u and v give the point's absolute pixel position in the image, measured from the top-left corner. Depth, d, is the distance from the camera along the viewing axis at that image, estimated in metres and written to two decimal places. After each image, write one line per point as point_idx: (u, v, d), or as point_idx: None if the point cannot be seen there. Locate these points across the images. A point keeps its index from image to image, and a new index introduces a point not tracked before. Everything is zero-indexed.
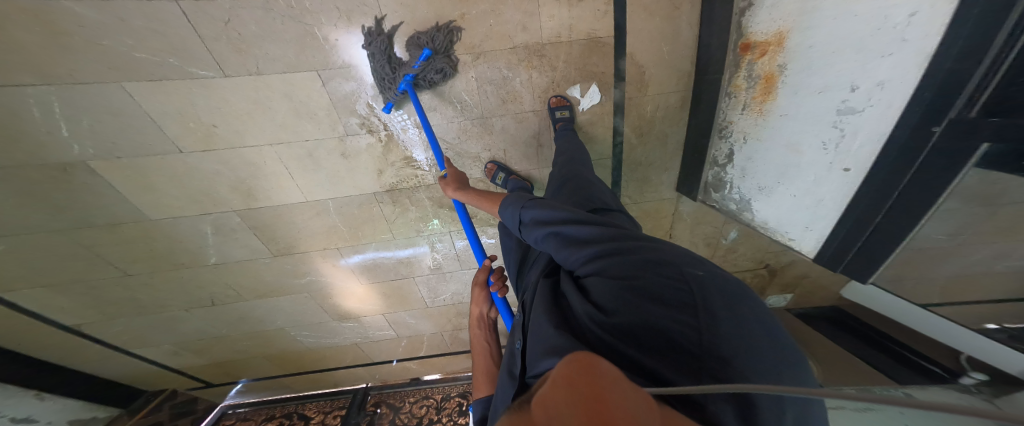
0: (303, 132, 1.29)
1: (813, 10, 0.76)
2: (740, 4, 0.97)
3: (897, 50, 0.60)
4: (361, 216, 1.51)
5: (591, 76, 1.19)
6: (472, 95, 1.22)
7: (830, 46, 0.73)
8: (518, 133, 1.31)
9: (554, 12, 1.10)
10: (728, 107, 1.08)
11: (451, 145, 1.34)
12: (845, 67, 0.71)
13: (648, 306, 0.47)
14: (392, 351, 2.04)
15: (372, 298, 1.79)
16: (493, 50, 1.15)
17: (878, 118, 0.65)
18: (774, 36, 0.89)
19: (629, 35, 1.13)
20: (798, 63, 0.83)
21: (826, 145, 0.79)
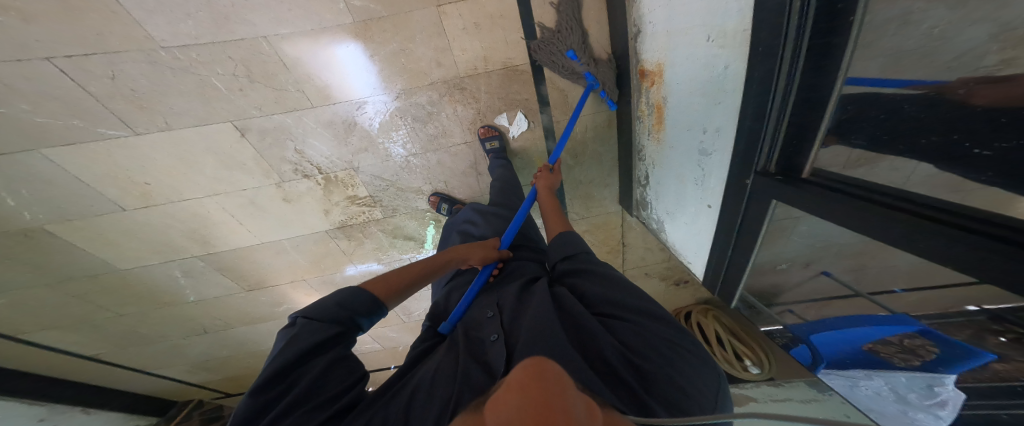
0: (242, 182, 1.26)
1: (674, 47, 0.81)
2: (632, 29, 0.97)
3: (725, 100, 0.67)
4: (320, 250, 1.48)
5: (515, 104, 1.18)
6: (401, 134, 1.22)
7: (688, 86, 0.79)
8: (455, 165, 1.32)
9: (465, 45, 1.08)
10: (639, 130, 1.12)
11: (390, 181, 1.34)
12: (697, 109, 0.77)
13: (668, 354, 0.49)
14: (385, 358, 2.02)
15: None
16: (412, 87, 1.13)
17: (720, 161, 0.73)
18: (656, 67, 0.92)
19: (544, 59, 1.11)
20: (672, 97, 0.88)
21: (696, 181, 0.85)
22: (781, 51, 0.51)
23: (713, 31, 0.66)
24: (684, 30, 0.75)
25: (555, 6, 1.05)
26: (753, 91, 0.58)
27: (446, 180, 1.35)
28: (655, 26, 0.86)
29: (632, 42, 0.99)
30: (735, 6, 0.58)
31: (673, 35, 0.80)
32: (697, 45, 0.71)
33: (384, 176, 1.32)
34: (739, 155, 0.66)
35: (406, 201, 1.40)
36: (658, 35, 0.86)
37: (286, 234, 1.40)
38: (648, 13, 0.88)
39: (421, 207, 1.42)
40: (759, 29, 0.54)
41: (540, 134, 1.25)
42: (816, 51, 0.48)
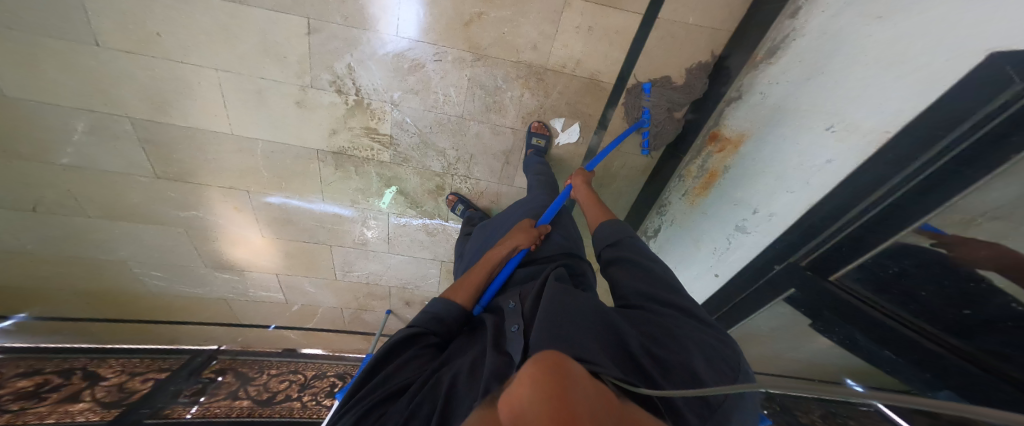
0: (261, 70, 1.15)
1: (777, 124, 0.84)
2: (732, 94, 1.01)
3: (800, 191, 0.75)
4: (291, 168, 1.35)
5: (578, 114, 1.21)
6: (459, 93, 1.21)
7: (767, 166, 0.85)
8: (493, 144, 1.33)
9: (569, 43, 1.10)
10: (673, 188, 1.23)
11: (418, 132, 1.31)
12: (758, 191, 0.87)
13: (684, 343, 0.52)
14: (274, 316, 1.81)
15: (269, 253, 1.59)
16: (496, 57, 1.13)
17: (755, 242, 0.86)
18: (736, 137, 0.98)
19: (627, 88, 1.14)
20: (739, 170, 0.95)
21: (716, 251, 1.01)
22: (891, 180, 0.58)
23: (838, 123, 0.68)
24: (801, 114, 0.78)
25: (667, 45, 1.07)
26: (836, 199, 0.67)
27: (473, 155, 1.36)
28: (768, 98, 0.88)
29: (723, 105, 1.04)
30: (883, 115, 0.60)
31: (786, 111, 0.82)
32: (811, 130, 0.74)
33: (417, 124, 1.28)
34: (779, 243, 0.80)
35: (423, 159, 1.39)
36: (762, 107, 0.89)
37: (267, 138, 1.28)
38: (768, 84, 0.89)
39: (433, 168, 1.41)
40: (884, 152, 0.59)
41: (581, 152, 1.30)
42: (915, 193, 0.56)
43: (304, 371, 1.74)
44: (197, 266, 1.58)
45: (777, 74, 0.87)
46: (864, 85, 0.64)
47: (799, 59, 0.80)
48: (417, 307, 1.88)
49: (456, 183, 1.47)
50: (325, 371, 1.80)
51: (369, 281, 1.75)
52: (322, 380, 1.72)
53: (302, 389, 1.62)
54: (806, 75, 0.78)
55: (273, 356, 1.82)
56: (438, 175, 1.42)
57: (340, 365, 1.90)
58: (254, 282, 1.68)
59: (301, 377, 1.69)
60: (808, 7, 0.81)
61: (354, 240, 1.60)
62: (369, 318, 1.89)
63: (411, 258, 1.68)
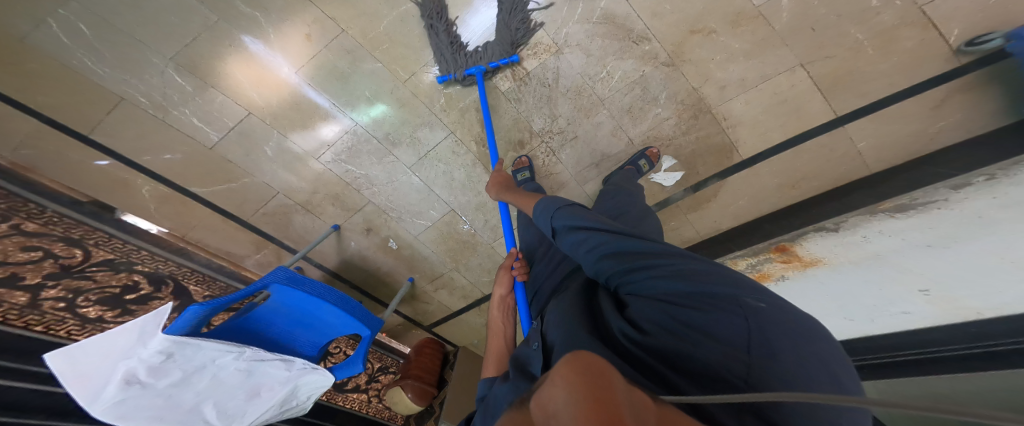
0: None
1: (867, 268, 0.96)
2: (828, 223, 1.03)
3: (857, 319, 1.05)
4: (409, 40, 1.36)
5: (691, 165, 1.26)
6: (619, 82, 1.27)
7: (840, 294, 1.04)
8: (599, 140, 1.39)
9: (748, 104, 1.14)
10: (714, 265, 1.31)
11: (553, 86, 1.36)
12: (812, 308, 1.13)
13: (680, 329, 0.45)
14: (178, 156, 1.38)
15: (274, 96, 1.38)
16: (683, 75, 1.17)
17: None
18: (808, 257, 1.09)
19: (744, 172, 1.20)
20: (801, 284, 1.14)
21: None
22: (963, 342, 0.88)
23: (935, 290, 0.87)
24: (882, 278, 0.94)
25: (822, 154, 1.10)
26: (908, 335, 0.98)
27: (576, 138, 1.42)
28: (868, 244, 0.96)
29: (812, 228, 1.06)
30: (987, 302, 0.81)
31: (886, 261, 0.92)
32: (903, 285, 0.91)
33: (560, 80, 1.34)
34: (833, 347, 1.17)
35: (529, 111, 1.43)
36: (857, 247, 0.98)
37: (422, 2, 1.30)
38: (875, 231, 0.95)
39: (532, 123, 1.45)
40: (970, 324, 0.86)
41: (658, 198, 1.34)
42: (964, 357, 0.88)
43: (90, 249, 1.23)
44: (157, 52, 1.23)
45: (890, 226, 0.93)
46: (988, 275, 0.79)
47: (927, 226, 0.86)
48: (372, 237, 1.74)
49: (538, 151, 1.49)
50: (129, 262, 1.31)
51: (352, 184, 1.59)
52: (110, 272, 1.25)
53: (55, 276, 1.13)
54: (921, 241, 0.87)
55: (57, 204, 1.21)
56: (529, 132, 1.46)
57: (164, 264, 1.40)
58: (207, 107, 1.33)
59: (74, 256, 1.19)
60: (975, 189, 0.81)
61: (384, 134, 1.50)
62: (297, 223, 1.64)
63: (425, 187, 1.63)
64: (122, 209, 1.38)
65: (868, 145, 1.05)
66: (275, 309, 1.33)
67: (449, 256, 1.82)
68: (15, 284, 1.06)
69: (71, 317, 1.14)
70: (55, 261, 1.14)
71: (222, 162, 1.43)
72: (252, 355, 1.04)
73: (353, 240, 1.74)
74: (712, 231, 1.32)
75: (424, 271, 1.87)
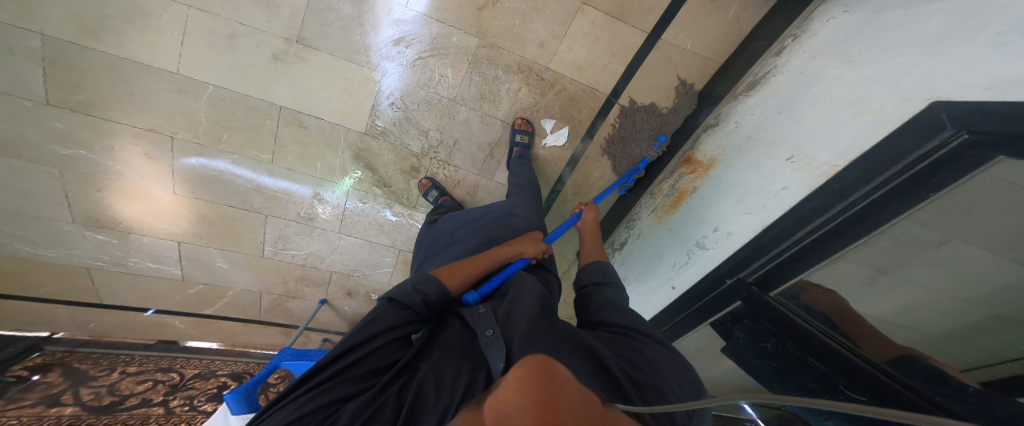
0: (243, 16, 1.11)
1: (747, 151, 0.90)
2: (709, 121, 1.09)
3: (757, 212, 0.83)
4: (241, 121, 1.25)
5: (569, 119, 1.24)
6: (456, 77, 1.22)
7: (733, 188, 0.92)
8: (479, 133, 1.33)
9: (574, 46, 1.13)
10: (645, 203, 1.27)
11: (405, 107, 1.29)
12: (718, 212, 0.95)
13: (658, 371, 0.54)
14: (167, 296, 1.56)
15: (176, 214, 1.39)
16: (503, 48, 1.15)
17: (711, 258, 0.95)
18: (707, 160, 1.04)
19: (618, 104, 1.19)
20: (707, 188, 1.02)
21: (674, 265, 1.09)
22: (865, 186, 0.62)
23: (798, 155, 0.76)
24: (767, 144, 0.85)
25: (664, 66, 1.12)
26: (794, 216, 0.74)
27: (458, 142, 1.36)
28: (742, 128, 0.95)
29: (701, 131, 1.10)
30: (835, 149, 0.68)
31: (756, 140, 0.89)
32: (774, 158, 0.81)
33: (403, 98, 1.27)
34: (739, 256, 0.86)
35: (401, 136, 1.35)
36: (737, 135, 0.96)
37: (220, 85, 1.18)
38: (742, 114, 0.96)
39: (411, 147, 1.38)
40: (834, 181, 0.67)
41: (564, 158, 1.31)
42: (854, 218, 0.64)
43: (181, 370, 1.49)
44: (60, 221, 1.31)
45: (754, 106, 0.93)
46: (833, 118, 0.69)
47: (773, 92, 0.88)
48: (356, 298, 1.72)
49: (433, 168, 1.42)
50: (213, 371, 1.54)
51: (304, 263, 1.59)
52: (204, 379, 1.47)
53: (170, 392, 1.36)
54: (777, 110, 0.85)
55: (136, 350, 1.54)
56: (414, 156, 1.39)
57: (236, 364, 1.63)
58: (146, 249, 1.44)
59: (173, 378, 1.43)
60: (791, 48, 0.87)
61: (297, 214, 1.46)
62: (295, 308, 1.70)
63: (365, 242, 1.58)
64: (183, 338, 1.65)
65: (694, 44, 1.09)
66: None
67: None
68: (150, 403, 1.29)
69: (200, 413, 1.32)
70: (164, 383, 1.39)
71: (206, 290, 1.57)
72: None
73: (346, 305, 1.74)
74: None
75: None
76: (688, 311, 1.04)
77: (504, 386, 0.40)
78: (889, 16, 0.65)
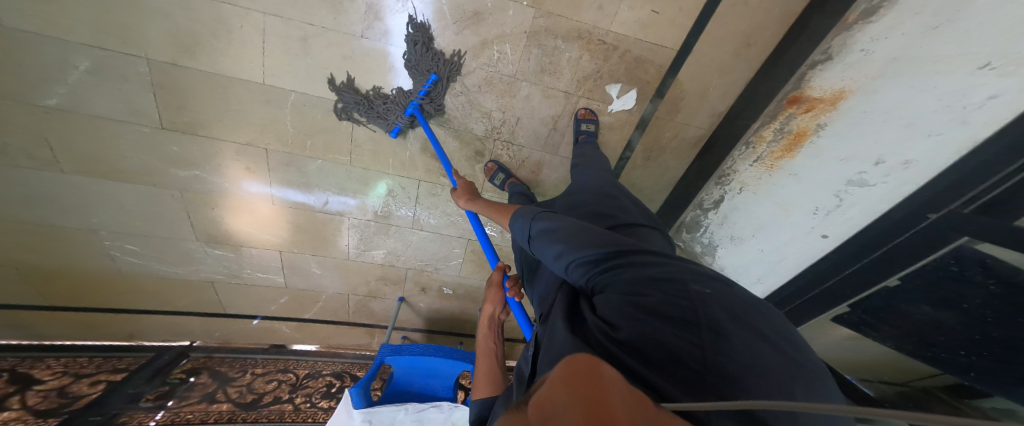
0: (312, 18, 1.20)
1: (901, 77, 0.80)
2: (817, 56, 0.97)
3: (947, 134, 0.76)
4: (321, 126, 1.41)
5: (636, 81, 1.21)
6: (515, 52, 1.25)
7: (888, 116, 0.83)
8: (542, 107, 1.36)
9: (637, 5, 1.09)
10: (739, 155, 1.21)
11: (466, 91, 1.35)
12: (875, 144, 0.87)
13: (640, 317, 0.48)
14: (267, 301, 1.85)
15: (273, 228, 1.64)
16: (559, 16, 1.15)
17: (882, 195, 0.89)
18: (829, 95, 0.95)
19: (690, 58, 1.14)
20: (840, 124, 0.93)
21: (818, 210, 1.03)
22: None
23: (1001, 59, 0.66)
24: (933, 60, 0.75)
25: (739, 12, 1.06)
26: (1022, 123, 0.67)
27: (520, 119, 1.41)
28: (874, 54, 0.85)
29: (806, 68, 0.99)
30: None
31: (909, 61, 0.78)
32: (956, 73, 0.72)
33: (465, 80, 1.33)
34: (934, 188, 0.81)
35: (467, 120, 1.43)
36: (873, 62, 0.85)
37: (301, 90, 1.34)
38: (868, 41, 0.85)
39: (474, 130, 1.45)
40: None
41: (633, 122, 1.31)
42: None
43: (296, 370, 1.83)
44: (187, 240, 1.60)
45: (886, 26, 0.82)
46: None
47: (916, 9, 0.76)
48: (429, 292, 1.96)
49: (497, 150, 1.50)
50: (319, 370, 1.87)
51: (384, 263, 1.80)
52: (315, 379, 1.81)
53: (293, 390, 1.72)
54: (928, 25, 0.75)
55: (257, 353, 1.89)
56: (479, 140, 1.47)
57: (335, 362, 1.93)
58: (248, 258, 1.71)
59: (292, 377, 1.78)
60: None
61: (374, 213, 1.63)
62: (377, 308, 1.96)
63: (436, 234, 1.75)
64: (291, 343, 1.99)
65: None
66: (406, 371, 1.53)
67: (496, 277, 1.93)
68: (280, 400, 1.65)
69: (319, 409, 1.68)
70: (285, 382, 1.74)
71: (298, 295, 1.86)
72: (415, 407, 1.42)
73: (421, 301, 1.99)
74: (713, 119, 1.26)
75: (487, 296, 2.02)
76: (858, 263, 1.00)
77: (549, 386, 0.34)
78: None
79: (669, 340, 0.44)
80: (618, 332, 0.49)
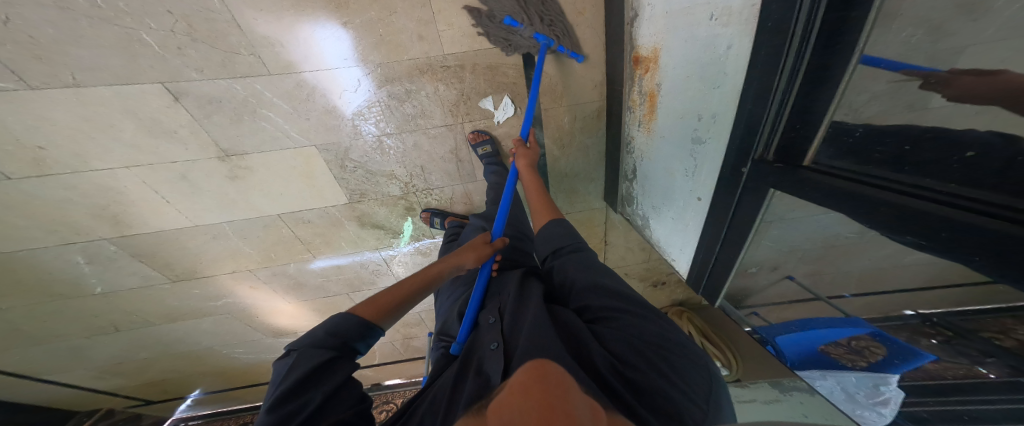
0: (170, 156, 1.12)
1: (678, 26, 0.75)
2: (629, 13, 0.91)
3: (723, 84, 0.66)
4: (273, 237, 1.35)
5: (502, 87, 1.10)
6: (376, 114, 1.13)
7: (686, 70, 0.76)
8: (434, 149, 1.24)
9: (453, 20, 0.99)
10: (629, 122, 1.08)
11: (359, 163, 1.24)
12: (693, 98, 0.77)
13: (656, 362, 0.49)
14: None
15: (305, 315, 1.63)
16: (389, 63, 1.04)
17: (714, 151, 0.74)
18: (651, 53, 0.87)
19: (535, 43, 1.03)
20: (668, 80, 0.85)
21: (687, 173, 0.88)
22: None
23: (719, 10, 0.62)
24: (686, 10, 0.71)
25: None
26: (757, 69, 0.56)
27: (423, 166, 1.28)
28: (654, 8, 0.81)
29: (627, 28, 0.92)
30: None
31: (675, 14, 0.75)
32: (700, 23, 0.68)
33: (353, 156, 1.22)
34: (739, 136, 0.65)
35: (378, 187, 1.32)
36: (656, 17, 0.81)
37: (228, 219, 1.27)
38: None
39: (391, 193, 1.34)
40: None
41: (527, 123, 1.17)
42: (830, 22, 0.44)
43: None
44: (260, 337, 1.66)
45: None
46: None
47: None
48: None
49: (423, 199, 1.37)
50: None
51: None
52: None
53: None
54: None
55: None
56: (400, 199, 1.35)
57: None
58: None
59: None
60: None
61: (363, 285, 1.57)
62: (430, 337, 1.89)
63: None
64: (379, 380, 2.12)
65: None
66: None
67: None
68: None
69: None
70: None
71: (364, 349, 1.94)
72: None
73: None
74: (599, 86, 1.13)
75: None
76: (724, 239, 0.80)
77: (507, 391, 0.43)
78: None
79: (677, 398, 0.46)
80: (630, 375, 0.48)
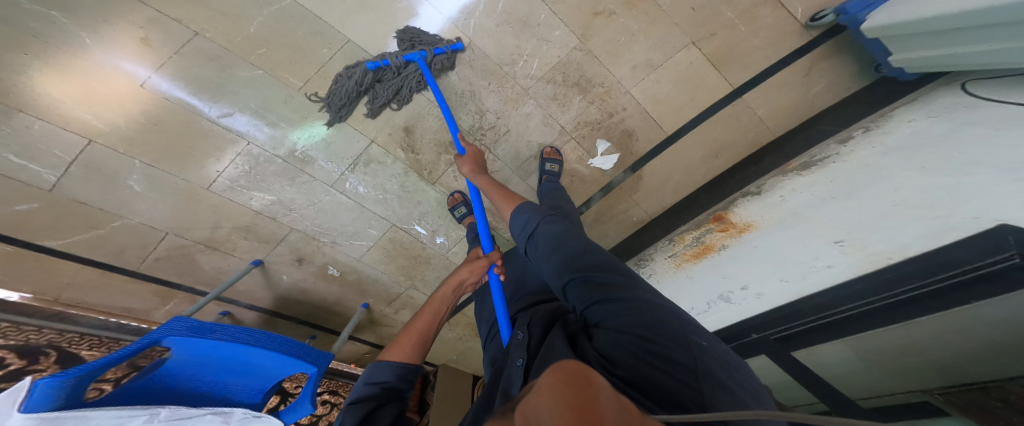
0: None
1: (790, 225, 1.05)
2: (750, 190, 1.23)
3: (791, 281, 0.99)
4: (294, 42, 1.18)
5: (624, 147, 1.36)
6: (541, 73, 1.26)
7: (771, 257, 1.06)
8: (535, 130, 1.36)
9: (658, 81, 1.25)
10: (664, 245, 1.40)
11: (473, 85, 1.30)
12: (751, 273, 1.10)
13: (628, 346, 0.35)
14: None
15: (98, 103, 1.09)
16: (598, 63, 1.23)
17: (743, 311, 1.11)
18: (740, 224, 1.19)
19: (666, 150, 1.35)
20: (739, 251, 1.16)
21: (695, 309, 1.26)
22: (943, 267, 0.71)
23: (845, 240, 0.90)
24: (812, 223, 0.99)
25: (726, 124, 1.29)
26: (837, 291, 0.88)
27: (509, 131, 1.36)
28: (787, 202, 1.09)
29: (741, 195, 1.24)
30: (889, 245, 0.81)
31: (802, 217, 1.03)
32: (822, 239, 0.95)
33: (477, 73, 1.28)
34: (771, 314, 1.03)
35: (459, 110, 1.34)
36: (776, 210, 1.11)
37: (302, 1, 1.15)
38: (789, 191, 1.11)
39: (464, 124, 1.35)
40: (883, 271, 0.80)
41: (602, 182, 1.42)
42: (916, 299, 0.76)
43: None
44: None
45: (803, 187, 1.08)
46: (885, 217, 0.84)
47: (831, 178, 1.02)
48: (306, 267, 1.61)
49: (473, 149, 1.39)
50: None
51: (264, 214, 1.42)
52: None
53: None
54: (831, 194, 0.99)
55: None
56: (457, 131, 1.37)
57: None
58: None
59: None
60: (859, 140, 1.02)
61: (289, 151, 1.33)
62: (205, 263, 1.46)
63: (356, 204, 1.50)
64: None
65: (766, 111, 1.26)
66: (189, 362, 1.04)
67: (401, 273, 1.73)
68: None
69: None
70: None
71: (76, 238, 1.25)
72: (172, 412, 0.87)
73: (285, 272, 1.60)
74: (658, 208, 1.46)
75: (377, 294, 1.81)
76: None
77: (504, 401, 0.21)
78: (969, 137, 0.77)
79: (668, 379, 0.30)
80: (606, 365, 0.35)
